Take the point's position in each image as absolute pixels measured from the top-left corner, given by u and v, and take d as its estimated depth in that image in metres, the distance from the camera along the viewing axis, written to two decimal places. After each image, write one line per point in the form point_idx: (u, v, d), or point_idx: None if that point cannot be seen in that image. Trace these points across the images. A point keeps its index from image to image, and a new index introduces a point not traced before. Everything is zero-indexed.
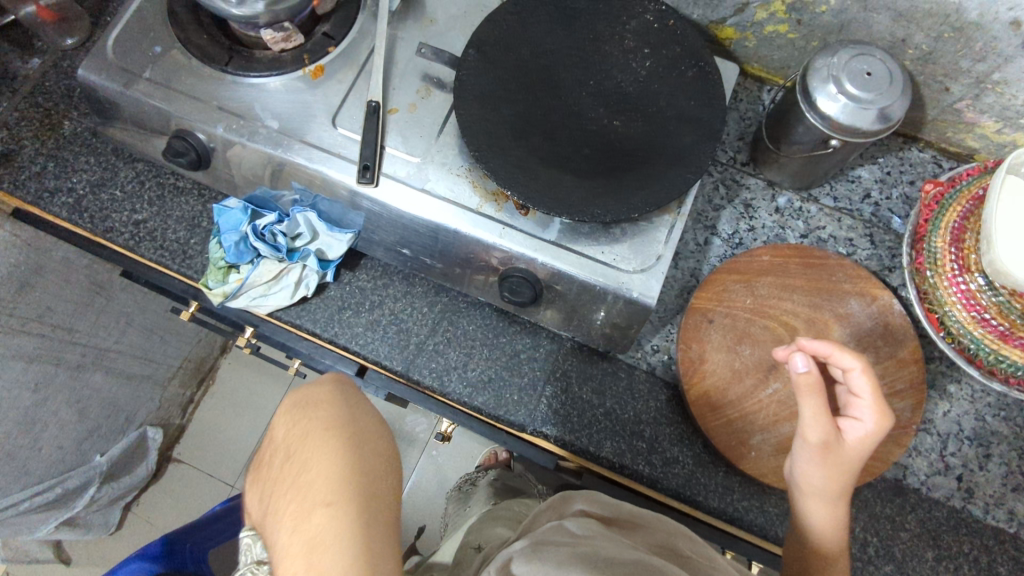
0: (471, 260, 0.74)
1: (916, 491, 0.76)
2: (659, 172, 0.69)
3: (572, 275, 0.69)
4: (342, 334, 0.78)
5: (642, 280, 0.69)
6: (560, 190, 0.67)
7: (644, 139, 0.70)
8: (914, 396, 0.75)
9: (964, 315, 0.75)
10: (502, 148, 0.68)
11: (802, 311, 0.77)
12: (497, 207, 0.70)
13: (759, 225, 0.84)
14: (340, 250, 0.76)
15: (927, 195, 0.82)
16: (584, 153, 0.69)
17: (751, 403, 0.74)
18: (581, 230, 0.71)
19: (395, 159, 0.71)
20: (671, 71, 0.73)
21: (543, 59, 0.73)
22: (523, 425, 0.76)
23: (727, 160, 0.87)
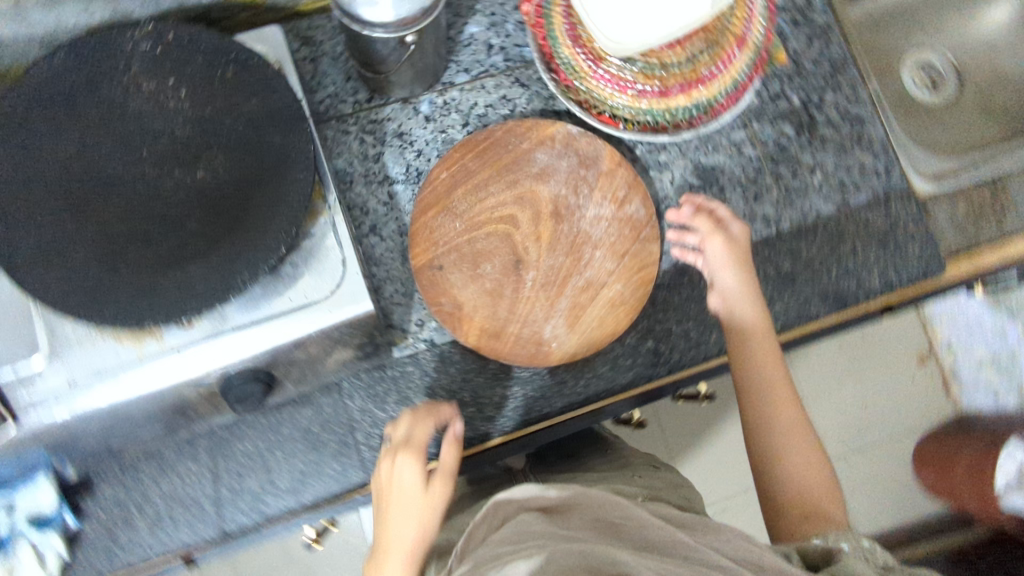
0: (186, 400, 0.64)
1: (694, 261, 0.80)
2: (276, 191, 0.60)
3: (282, 343, 0.62)
4: (134, 553, 0.68)
5: (344, 296, 0.63)
6: (198, 285, 0.58)
7: (238, 170, 0.61)
8: (638, 192, 0.76)
9: (624, 97, 0.78)
10: (105, 291, 0.57)
11: (506, 197, 0.75)
12: (156, 340, 0.60)
13: (423, 145, 0.79)
14: (53, 496, 0.64)
15: (530, 15, 0.79)
16: (191, 227, 0.59)
17: (523, 307, 0.73)
18: (254, 295, 0.62)
19: (9, 384, 0.57)
20: (211, 85, 0.63)
21: (71, 168, 0.59)
22: (363, 481, 0.72)
23: (353, 108, 0.79)
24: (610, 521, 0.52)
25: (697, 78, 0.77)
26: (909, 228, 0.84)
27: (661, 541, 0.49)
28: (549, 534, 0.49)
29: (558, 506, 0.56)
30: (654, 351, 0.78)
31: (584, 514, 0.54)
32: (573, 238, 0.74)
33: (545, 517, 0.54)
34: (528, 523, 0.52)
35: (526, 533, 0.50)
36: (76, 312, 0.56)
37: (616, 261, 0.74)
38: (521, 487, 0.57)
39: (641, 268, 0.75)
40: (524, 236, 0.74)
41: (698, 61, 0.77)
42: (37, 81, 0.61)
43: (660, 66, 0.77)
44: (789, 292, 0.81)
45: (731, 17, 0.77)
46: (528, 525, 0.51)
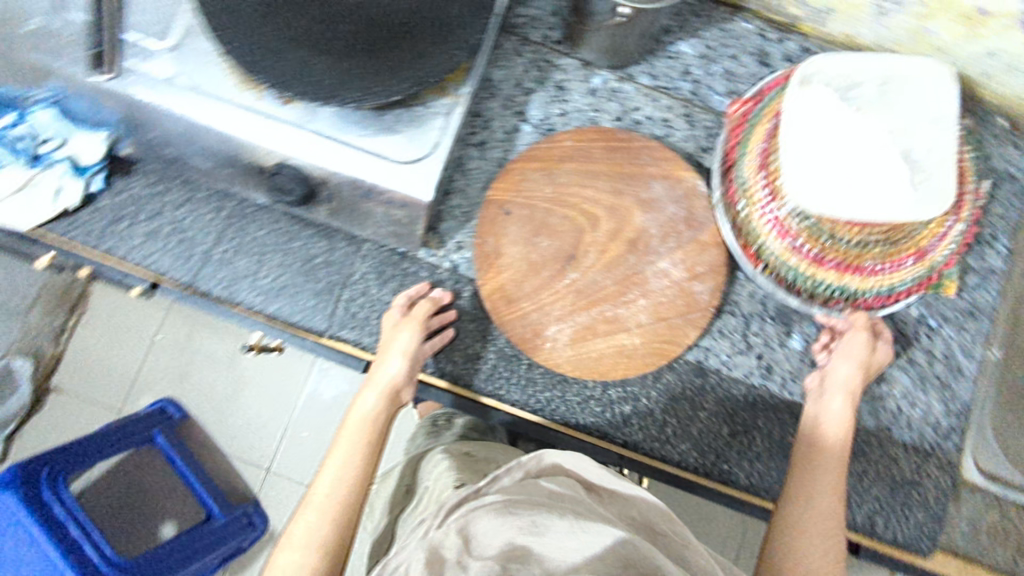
0: (240, 159, 0.68)
1: (716, 372, 0.77)
2: (427, 50, 0.64)
3: (342, 170, 0.64)
4: (119, 246, 0.74)
5: (417, 171, 0.65)
6: (314, 77, 0.61)
7: (411, 13, 0.64)
8: (715, 278, 0.74)
9: (778, 243, 0.69)
10: (245, 29, 0.61)
11: (602, 198, 0.75)
12: (256, 93, 0.63)
13: (572, 109, 0.80)
14: (99, 155, 0.70)
15: (735, 117, 0.73)
16: (343, 30, 0.63)
17: (546, 295, 0.73)
18: (348, 118, 0.65)
19: (129, 43, 0.62)
20: None
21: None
22: (321, 330, 0.74)
23: (540, 39, 0.81)
24: (652, 522, 0.52)
25: (857, 266, 0.68)
26: (928, 494, 0.78)
27: (690, 556, 0.48)
28: (585, 507, 0.50)
29: (608, 487, 0.54)
30: (625, 418, 0.76)
31: (623, 507, 0.53)
32: (631, 273, 0.74)
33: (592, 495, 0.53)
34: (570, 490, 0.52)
35: (564, 499, 0.50)
36: (217, 27, 0.61)
37: (652, 322, 0.73)
38: (572, 454, 0.56)
39: (667, 341, 0.73)
40: (593, 241, 0.74)
41: (866, 252, 0.67)
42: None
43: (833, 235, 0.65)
44: (780, 463, 0.77)
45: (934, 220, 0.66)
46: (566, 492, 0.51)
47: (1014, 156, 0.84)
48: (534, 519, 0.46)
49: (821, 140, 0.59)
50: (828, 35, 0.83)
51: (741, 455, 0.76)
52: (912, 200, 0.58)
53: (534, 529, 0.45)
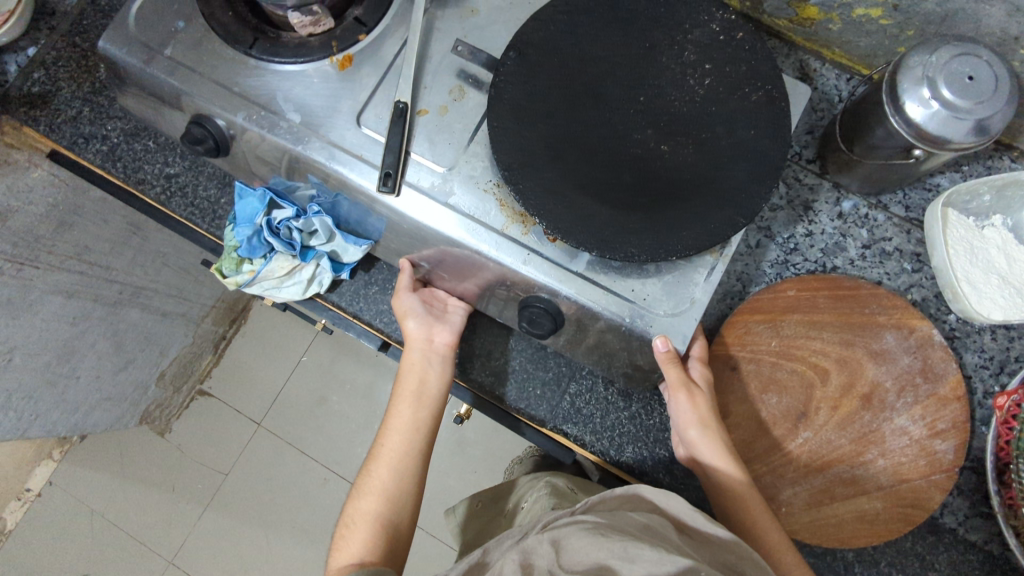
0: (489, 282, 0.69)
1: (952, 531, 0.71)
2: (706, 212, 0.63)
3: (595, 310, 0.65)
4: (367, 310, 0.77)
5: (667, 324, 0.64)
6: (594, 225, 0.62)
7: (693, 170, 0.64)
8: (958, 436, 0.69)
9: None
10: (531, 167, 0.63)
11: (833, 350, 0.71)
12: (523, 229, 0.66)
13: (818, 230, 0.78)
14: (356, 255, 0.74)
15: (1003, 408, 0.68)
16: (625, 180, 0.63)
17: (779, 457, 0.69)
18: (609, 263, 0.65)
19: (423, 171, 0.66)
20: (732, 94, 0.65)
21: (591, 68, 0.66)
22: (544, 420, 0.74)
23: (792, 156, 0.80)
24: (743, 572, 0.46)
25: None
26: None
27: None
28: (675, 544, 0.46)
29: (699, 530, 0.49)
30: (846, 564, 0.71)
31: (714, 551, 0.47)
32: (866, 429, 0.69)
33: (679, 533, 0.49)
34: (657, 521, 0.48)
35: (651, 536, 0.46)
36: (504, 166, 0.63)
37: (892, 479, 0.69)
38: (664, 491, 0.51)
39: (909, 501, 0.68)
40: (836, 380, 0.70)
41: None
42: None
43: None
44: None
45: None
46: (655, 524, 0.48)
47: None
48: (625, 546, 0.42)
49: (975, 269, 0.74)
50: None
51: None
52: None
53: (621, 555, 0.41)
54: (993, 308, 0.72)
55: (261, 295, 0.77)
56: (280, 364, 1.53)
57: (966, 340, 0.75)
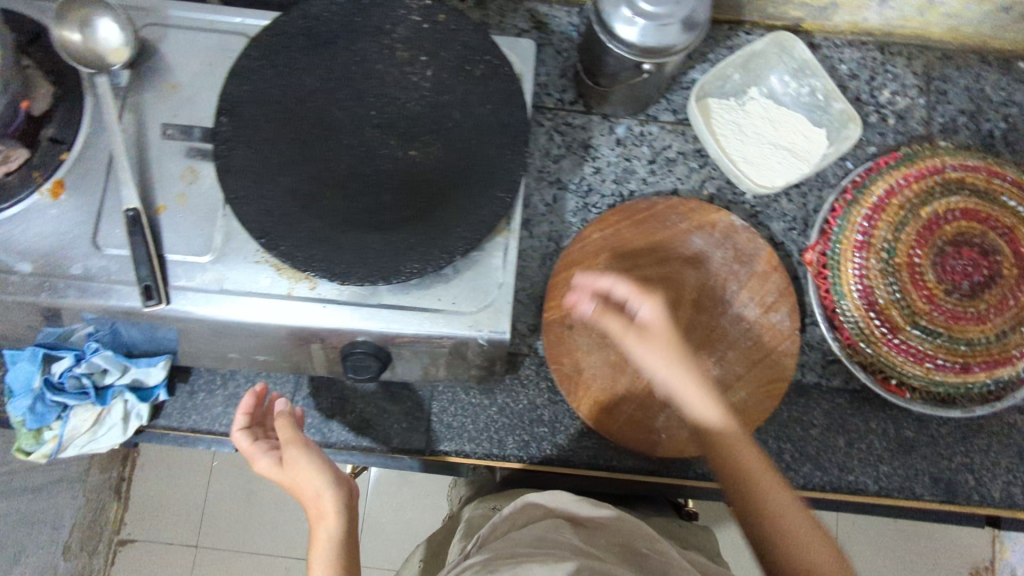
0: (306, 346, 0.66)
1: (816, 386, 0.76)
2: (475, 199, 0.61)
3: (411, 333, 0.63)
4: (202, 420, 0.73)
5: (488, 319, 0.63)
6: (370, 257, 0.60)
7: (449, 163, 0.62)
8: (787, 302, 0.73)
9: (920, 368, 0.70)
10: (285, 224, 0.60)
11: (652, 273, 0.73)
12: (310, 283, 0.63)
13: (603, 164, 0.79)
14: (161, 374, 0.69)
15: (813, 263, 0.73)
16: (386, 200, 0.61)
17: (643, 389, 0.71)
18: (409, 282, 0.63)
19: (182, 266, 0.62)
20: (456, 75, 0.64)
21: (310, 103, 0.63)
22: (422, 449, 0.73)
23: (555, 104, 0.80)
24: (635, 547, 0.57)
25: (1005, 359, 0.69)
26: None
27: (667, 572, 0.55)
28: (568, 547, 0.54)
29: (589, 518, 0.61)
30: None
31: (605, 536, 0.58)
32: (708, 331, 0.72)
33: (576, 526, 0.59)
34: (557, 532, 0.56)
35: (547, 540, 0.55)
36: (259, 234, 0.59)
37: (746, 365, 0.72)
38: (548, 491, 0.63)
39: (770, 378, 0.72)
40: (667, 298, 0.72)
41: (1007, 341, 0.69)
42: (313, 11, 0.64)
43: (967, 341, 0.69)
44: (904, 459, 0.75)
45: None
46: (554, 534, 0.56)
47: None
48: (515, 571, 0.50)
49: (749, 146, 0.77)
50: (833, 26, 0.81)
51: (865, 462, 0.75)
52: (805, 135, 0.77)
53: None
54: (773, 176, 0.76)
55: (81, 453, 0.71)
56: (174, 495, 1.23)
57: (767, 210, 0.79)
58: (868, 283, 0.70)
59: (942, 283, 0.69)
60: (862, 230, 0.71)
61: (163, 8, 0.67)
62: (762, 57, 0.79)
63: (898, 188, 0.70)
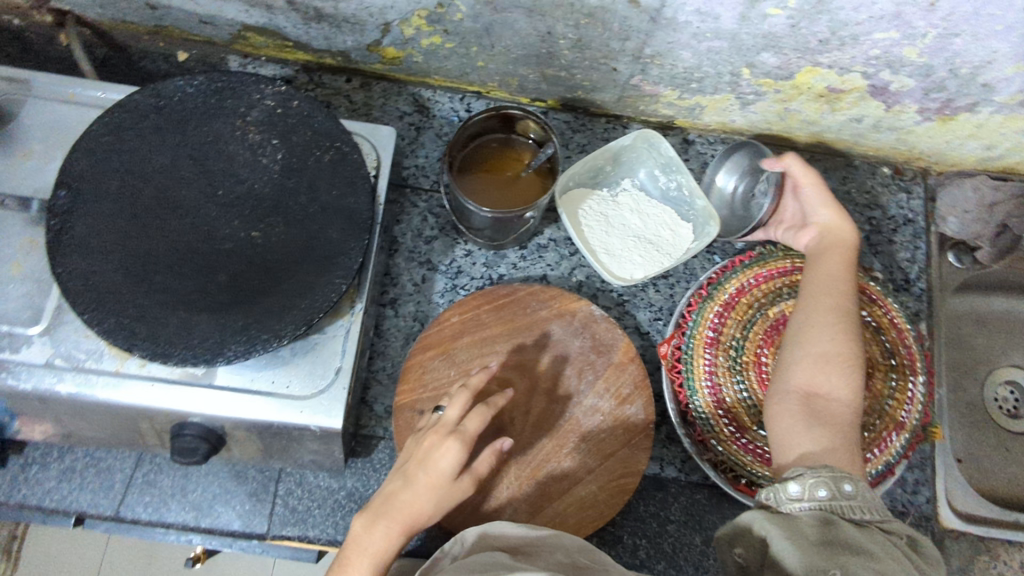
0: (138, 423, 0.65)
1: (676, 480, 0.75)
2: (311, 282, 0.62)
3: (242, 415, 0.62)
4: (32, 494, 0.70)
5: (322, 403, 0.63)
6: (195, 337, 0.60)
7: (288, 244, 0.63)
8: (642, 394, 0.73)
9: (767, 470, 0.69)
10: (110, 300, 0.59)
11: (508, 359, 0.73)
12: (139, 359, 0.62)
13: (474, 247, 0.80)
14: None
15: (667, 356, 0.73)
16: (220, 280, 0.61)
17: (489, 478, 0.70)
18: (243, 362, 0.63)
19: (7, 338, 0.61)
20: (305, 160, 0.65)
21: (155, 180, 0.63)
22: (262, 533, 0.70)
23: (431, 186, 0.82)
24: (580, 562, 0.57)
25: None
26: None
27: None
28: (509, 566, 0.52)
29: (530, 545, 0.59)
30: None
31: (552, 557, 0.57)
32: (560, 421, 0.72)
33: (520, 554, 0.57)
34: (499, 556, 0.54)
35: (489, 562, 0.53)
36: (82, 309, 0.59)
37: (597, 459, 0.71)
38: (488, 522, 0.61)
39: (620, 472, 0.71)
40: (522, 385, 0.72)
41: None
42: (169, 90, 0.66)
43: None
44: None
45: (889, 389, 0.69)
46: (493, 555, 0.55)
47: (905, 201, 0.86)
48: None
49: (610, 237, 0.79)
50: (704, 125, 0.85)
51: (721, 563, 0.73)
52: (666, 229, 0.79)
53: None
54: (635, 268, 0.77)
55: None
56: None
57: (634, 299, 0.80)
58: (716, 380, 0.70)
59: None
60: (714, 328, 0.71)
61: (27, 78, 0.68)
62: (631, 151, 0.81)
63: (747, 289, 0.72)
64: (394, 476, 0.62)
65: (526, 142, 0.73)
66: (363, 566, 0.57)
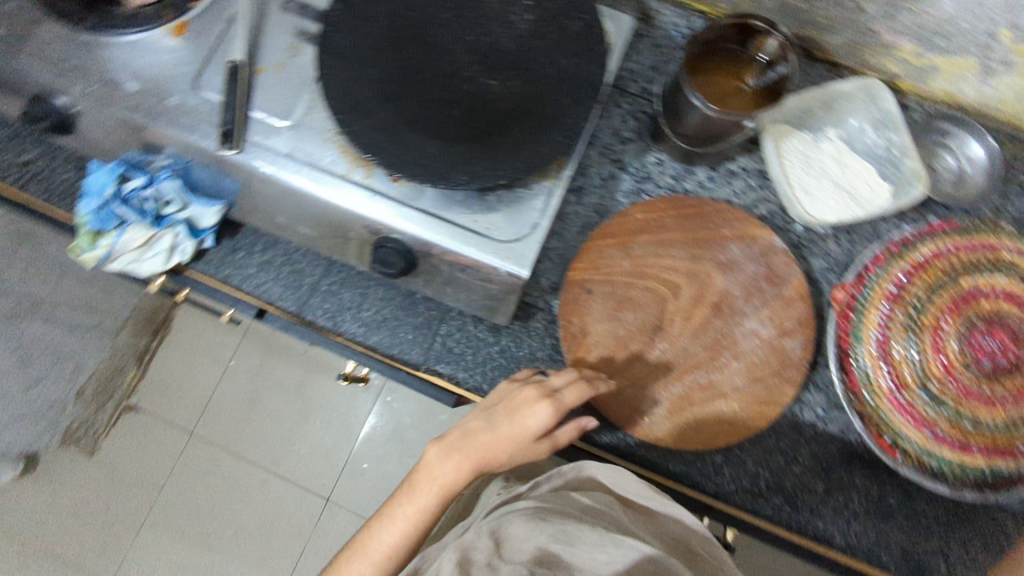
0: (345, 231, 0.71)
1: (812, 426, 0.76)
2: (537, 136, 0.66)
3: (443, 244, 0.67)
4: (235, 275, 0.79)
5: (515, 251, 0.67)
6: (425, 159, 0.64)
7: (522, 98, 0.67)
8: (804, 332, 0.74)
9: (917, 434, 0.69)
10: (359, 109, 0.65)
11: (681, 266, 0.75)
12: (366, 172, 0.67)
13: (667, 157, 0.82)
14: (213, 219, 0.75)
15: (839, 302, 0.74)
16: (455, 115, 0.66)
17: (639, 369, 0.73)
18: (454, 197, 0.68)
19: (260, 124, 0.68)
20: (552, 25, 0.69)
21: (420, 12, 0.68)
22: (419, 363, 0.76)
23: (638, 92, 0.84)
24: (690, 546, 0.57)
25: (1009, 450, 0.67)
26: None
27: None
28: (616, 524, 0.54)
29: (641, 504, 0.61)
30: (716, 467, 0.75)
31: (658, 526, 0.58)
32: (718, 336, 0.73)
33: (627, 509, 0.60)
34: (609, 508, 0.56)
35: (597, 511, 0.56)
36: (336, 111, 0.65)
37: (746, 380, 0.72)
38: (612, 471, 0.63)
39: (765, 399, 0.72)
40: (689, 293, 0.74)
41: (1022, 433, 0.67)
42: None
43: (971, 418, 0.68)
44: (879, 525, 0.74)
45: None
46: (600, 507, 0.56)
47: None
48: (566, 528, 0.50)
49: (808, 175, 0.79)
50: (928, 92, 0.83)
51: (838, 515, 0.74)
52: (866, 181, 0.79)
53: (565, 537, 0.49)
54: (826, 211, 0.78)
55: (124, 270, 0.77)
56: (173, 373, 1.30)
57: (812, 246, 0.80)
58: (887, 334, 0.71)
59: (962, 355, 0.68)
60: (896, 284, 0.72)
61: None
62: (848, 99, 0.80)
63: (945, 254, 0.71)
64: (480, 413, 0.68)
65: (758, 58, 0.73)
66: (434, 486, 0.66)
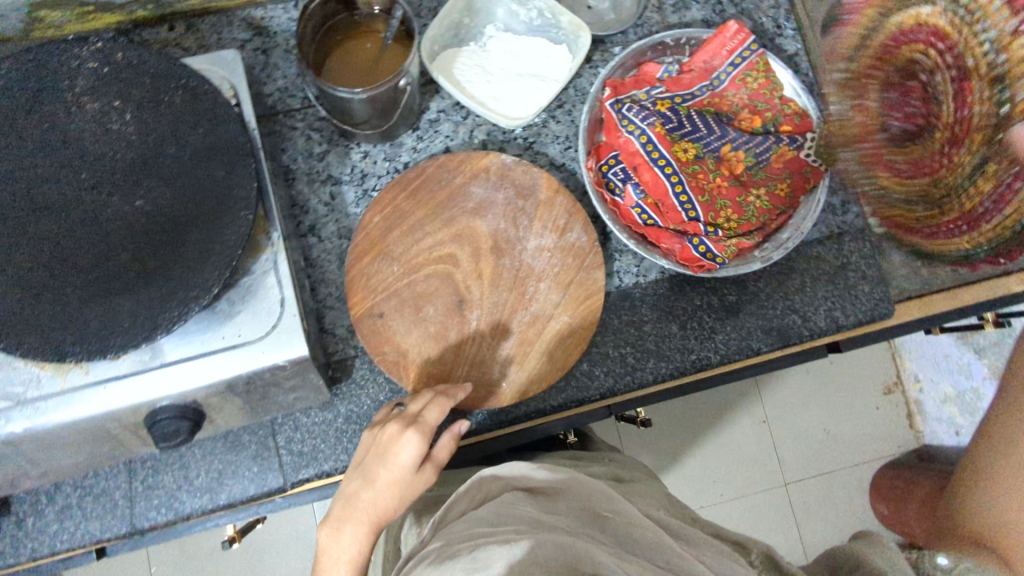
0: (108, 432, 0.62)
1: (638, 284, 0.80)
2: (217, 225, 0.59)
3: (207, 382, 0.60)
4: (42, 544, 0.69)
5: (279, 337, 0.62)
6: (123, 323, 0.56)
7: (178, 198, 0.59)
8: (579, 218, 0.74)
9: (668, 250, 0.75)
10: (20, 322, 0.56)
11: (442, 236, 0.73)
12: (80, 370, 0.59)
13: (369, 146, 0.78)
14: None
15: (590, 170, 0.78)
16: (124, 259, 0.58)
17: (469, 348, 0.71)
18: (186, 330, 0.61)
19: None
20: (157, 109, 0.61)
21: (7, 185, 0.57)
22: (281, 485, 0.71)
23: (303, 103, 0.79)
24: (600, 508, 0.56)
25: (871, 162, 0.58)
26: (861, 267, 0.82)
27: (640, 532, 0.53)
28: (528, 519, 0.50)
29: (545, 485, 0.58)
30: (588, 374, 0.77)
31: (570, 500, 0.56)
32: (513, 273, 0.73)
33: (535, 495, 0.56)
34: (517, 508, 0.52)
35: (505, 515, 0.51)
36: None
37: (561, 291, 0.73)
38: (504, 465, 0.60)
39: (585, 296, 0.73)
40: (465, 254, 0.73)
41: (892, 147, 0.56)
42: None
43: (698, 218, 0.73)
44: (735, 323, 0.79)
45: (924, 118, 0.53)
46: (514, 508, 0.52)
47: None
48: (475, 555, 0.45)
49: (493, 83, 0.78)
50: None
51: (701, 339, 0.78)
52: (542, 57, 0.79)
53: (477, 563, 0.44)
54: (527, 105, 0.78)
55: None
56: None
57: (539, 139, 0.81)
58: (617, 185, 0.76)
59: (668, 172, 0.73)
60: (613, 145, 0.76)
61: None
62: None
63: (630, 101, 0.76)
64: (355, 474, 0.63)
65: (374, 13, 0.70)
66: (339, 569, 0.61)
